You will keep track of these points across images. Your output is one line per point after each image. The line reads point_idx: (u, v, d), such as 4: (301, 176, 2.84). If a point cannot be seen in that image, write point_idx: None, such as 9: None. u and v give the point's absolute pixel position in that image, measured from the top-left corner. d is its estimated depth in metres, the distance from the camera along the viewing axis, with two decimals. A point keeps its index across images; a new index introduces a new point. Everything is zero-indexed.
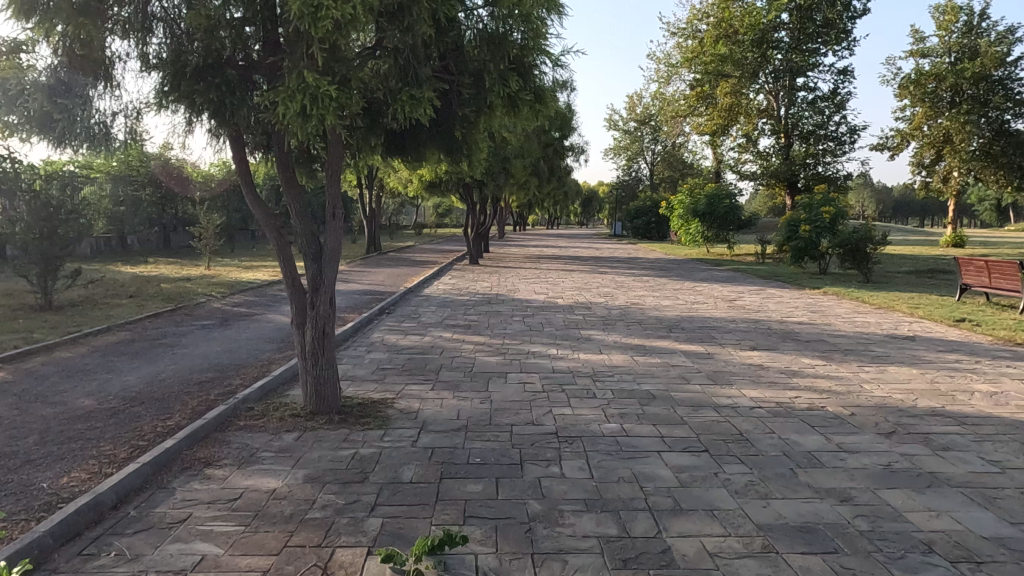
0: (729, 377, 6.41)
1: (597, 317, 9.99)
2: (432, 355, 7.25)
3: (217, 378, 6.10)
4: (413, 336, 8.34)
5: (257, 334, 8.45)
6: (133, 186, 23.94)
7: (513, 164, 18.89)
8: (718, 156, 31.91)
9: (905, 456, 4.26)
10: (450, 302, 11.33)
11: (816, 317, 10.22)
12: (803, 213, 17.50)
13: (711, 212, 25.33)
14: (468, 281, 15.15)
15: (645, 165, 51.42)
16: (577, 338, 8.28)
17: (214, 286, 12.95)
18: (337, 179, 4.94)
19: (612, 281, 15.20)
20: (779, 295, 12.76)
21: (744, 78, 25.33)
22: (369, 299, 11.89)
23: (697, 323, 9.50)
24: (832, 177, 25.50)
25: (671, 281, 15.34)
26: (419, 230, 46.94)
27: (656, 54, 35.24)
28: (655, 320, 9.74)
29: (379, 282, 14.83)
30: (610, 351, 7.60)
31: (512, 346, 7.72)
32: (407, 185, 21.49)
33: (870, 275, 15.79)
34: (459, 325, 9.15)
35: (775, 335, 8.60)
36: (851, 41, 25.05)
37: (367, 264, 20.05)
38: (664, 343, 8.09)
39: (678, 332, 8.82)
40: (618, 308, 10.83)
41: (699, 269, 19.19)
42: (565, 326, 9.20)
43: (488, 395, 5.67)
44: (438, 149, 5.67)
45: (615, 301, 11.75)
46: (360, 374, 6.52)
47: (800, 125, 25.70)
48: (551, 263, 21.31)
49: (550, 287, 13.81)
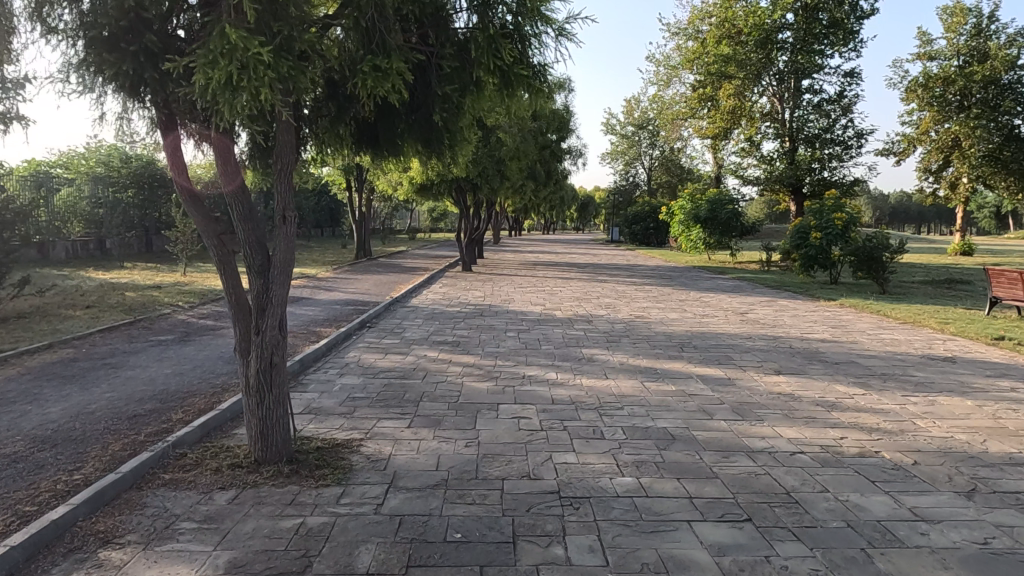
0: (758, 410, 5.48)
1: (600, 332, 9.08)
2: (413, 380, 6.31)
3: (156, 411, 5.15)
4: (394, 355, 7.40)
5: (220, 352, 7.51)
6: (113, 188, 23.08)
7: (508, 168, 17.93)
8: (720, 160, 31.06)
9: (1003, 529, 3.35)
10: (439, 314, 10.40)
11: (839, 334, 9.32)
12: (813, 219, 16.68)
13: (713, 218, 24.45)
14: (460, 289, 14.23)
15: (642, 170, 50.63)
16: (578, 358, 7.36)
17: (185, 295, 11.96)
18: (288, 175, 4.04)
19: (613, 290, 14.28)
20: (794, 308, 11.86)
21: (748, 79, 24.53)
22: (350, 310, 10.95)
23: (712, 340, 8.58)
24: (838, 182, 24.67)
25: (676, 290, 14.45)
26: (412, 234, 46.10)
27: (655, 56, 34.52)
28: (664, 336, 8.83)
29: (365, 290, 13.90)
30: (617, 374, 6.69)
31: (506, 369, 6.79)
32: (397, 187, 20.55)
33: (886, 285, 14.92)
34: (446, 341, 8.21)
35: (800, 356, 7.68)
36: (858, 42, 24.24)
37: (355, 270, 19.10)
38: (677, 364, 7.17)
39: (690, 351, 7.90)
40: (623, 323, 9.91)
41: (703, 278, 18.29)
42: (564, 343, 8.28)
43: (475, 435, 4.73)
44: (418, 143, 4.82)
45: (618, 313, 10.84)
46: (327, 403, 5.57)
47: (806, 128, 24.82)
48: (548, 270, 20.42)
49: (548, 297, 12.90)
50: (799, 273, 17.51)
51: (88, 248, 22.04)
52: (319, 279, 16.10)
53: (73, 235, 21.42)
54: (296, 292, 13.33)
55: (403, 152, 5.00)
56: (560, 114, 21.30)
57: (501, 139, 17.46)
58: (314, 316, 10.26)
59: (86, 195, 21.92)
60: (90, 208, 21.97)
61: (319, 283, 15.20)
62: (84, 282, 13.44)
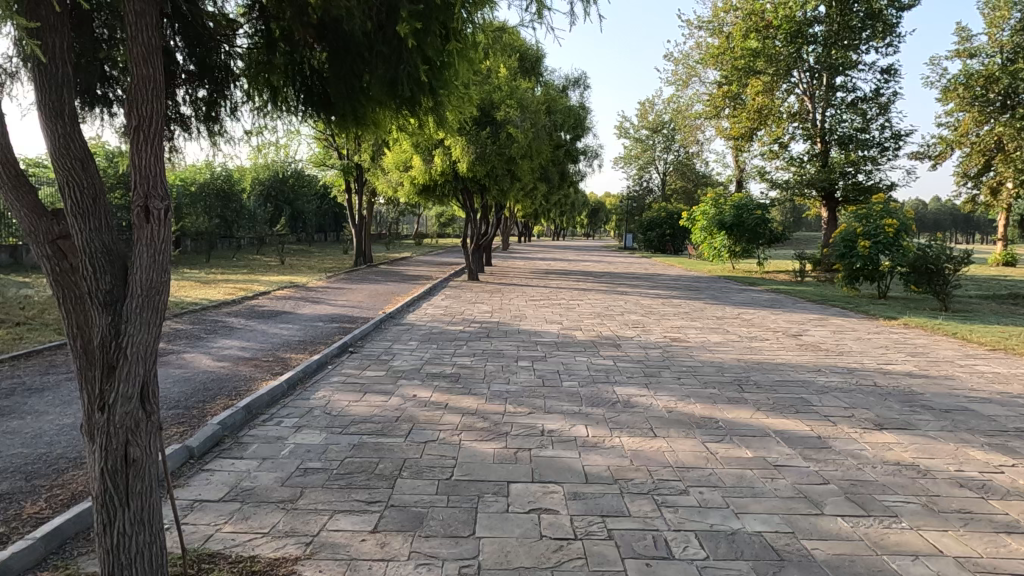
0: (886, 499, 3.78)
1: (633, 363, 7.39)
2: (394, 439, 4.64)
3: (4, 499, 3.50)
4: (375, 397, 5.73)
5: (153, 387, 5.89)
6: None
7: (519, 167, 16.21)
8: (743, 164, 29.41)
9: None
10: (437, 335, 8.77)
11: (926, 365, 7.61)
12: (860, 226, 15.01)
13: (738, 225, 22.82)
14: (465, 303, 12.60)
15: (656, 174, 48.97)
16: (612, 403, 5.68)
17: None
18: (157, 145, 2.34)
19: (638, 305, 12.58)
20: (853, 329, 10.16)
21: (778, 76, 22.99)
22: (334, 328, 9.33)
23: (774, 375, 6.88)
24: (874, 186, 22.88)
25: (709, 306, 12.76)
26: (419, 241, 44.62)
27: (673, 55, 33.01)
28: (712, 369, 7.13)
29: (357, 303, 12.31)
30: (667, 430, 4.99)
31: (519, 420, 5.11)
32: (397, 188, 18.95)
33: (948, 301, 13.19)
34: (443, 375, 6.56)
35: (897, 400, 5.98)
36: (897, 37, 22.50)
37: (351, 279, 17.51)
38: (744, 413, 5.48)
39: (754, 392, 6.19)
40: (657, 349, 8.22)
41: (734, 289, 16.62)
42: (591, 377, 6.61)
43: (475, 551, 3.07)
44: (388, 95, 3.76)
45: (649, 335, 9.19)
46: (265, 480, 3.88)
47: (839, 129, 23.11)
48: (560, 280, 18.83)
49: (565, 314, 11.22)
50: (841, 286, 15.82)
51: None
52: (310, 288, 14.57)
53: None
54: (277, 305, 11.72)
55: (371, 109, 3.90)
56: (575, 111, 19.63)
57: (512, 135, 15.60)
58: (288, 335, 8.63)
59: None
60: None
61: (308, 293, 13.61)
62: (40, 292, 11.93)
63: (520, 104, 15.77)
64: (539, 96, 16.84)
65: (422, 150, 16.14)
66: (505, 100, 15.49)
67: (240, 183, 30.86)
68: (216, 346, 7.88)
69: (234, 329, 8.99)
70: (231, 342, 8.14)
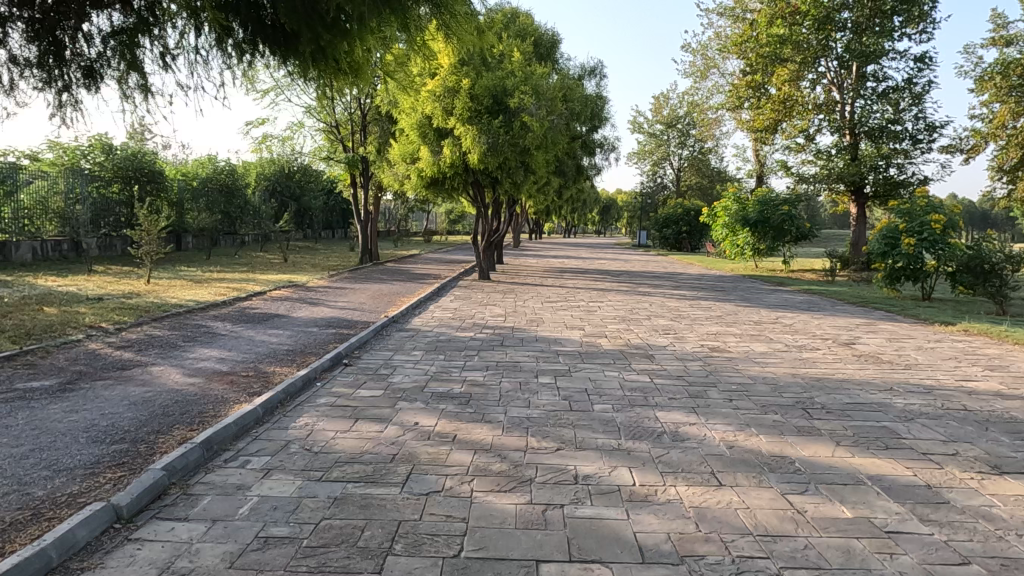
0: None
1: (673, 379, 6.33)
2: (387, 491, 3.60)
3: None
4: (367, 426, 4.70)
5: (101, 412, 4.87)
6: (89, 181, 20.75)
7: (533, 158, 15.22)
8: (765, 158, 28.29)
9: None
10: (445, 344, 7.74)
11: (1016, 383, 6.50)
12: (904, 222, 13.87)
13: (763, 222, 21.68)
14: (475, 305, 11.56)
15: (671, 170, 47.73)
16: (658, 436, 4.62)
17: (125, 308, 9.41)
18: None
19: (664, 308, 11.52)
20: (912, 337, 9.05)
21: (802, 64, 22.00)
22: (330, 334, 8.32)
23: (843, 397, 5.80)
24: (906, 182, 21.70)
25: (742, 309, 11.67)
26: (428, 238, 43.65)
27: (691, 46, 31.91)
28: (767, 388, 6.06)
29: (358, 304, 11.31)
30: (734, 476, 3.94)
31: (545, 461, 4.07)
32: (403, 182, 17.87)
33: (1005, 305, 12.05)
34: (450, 396, 5.52)
35: (1004, 431, 4.89)
36: (931, 23, 21.36)
37: (355, 278, 16.56)
38: (824, 450, 4.40)
39: (826, 420, 5.11)
40: (696, 362, 7.16)
41: (763, 290, 15.54)
42: (627, 399, 5.54)
43: None
44: None
45: (685, 345, 8.13)
46: (209, 562, 2.84)
47: (868, 120, 21.96)
48: (577, 280, 17.77)
49: (586, 318, 10.17)
50: (881, 287, 14.70)
51: (62, 250, 19.76)
52: (309, 288, 13.59)
53: (45, 236, 19.14)
54: (271, 307, 10.72)
55: None
56: (592, 100, 18.67)
57: (526, 123, 14.59)
58: (277, 343, 7.64)
59: (62, 190, 19.42)
60: (68, 203, 19.54)
61: (306, 293, 12.65)
62: (15, 292, 11.00)
63: (535, 92, 14.74)
64: (556, 83, 15.86)
65: (431, 141, 15.20)
66: (519, 86, 14.49)
67: (245, 177, 29.97)
68: (191, 356, 6.87)
69: (216, 336, 7.98)
70: (210, 352, 7.13)
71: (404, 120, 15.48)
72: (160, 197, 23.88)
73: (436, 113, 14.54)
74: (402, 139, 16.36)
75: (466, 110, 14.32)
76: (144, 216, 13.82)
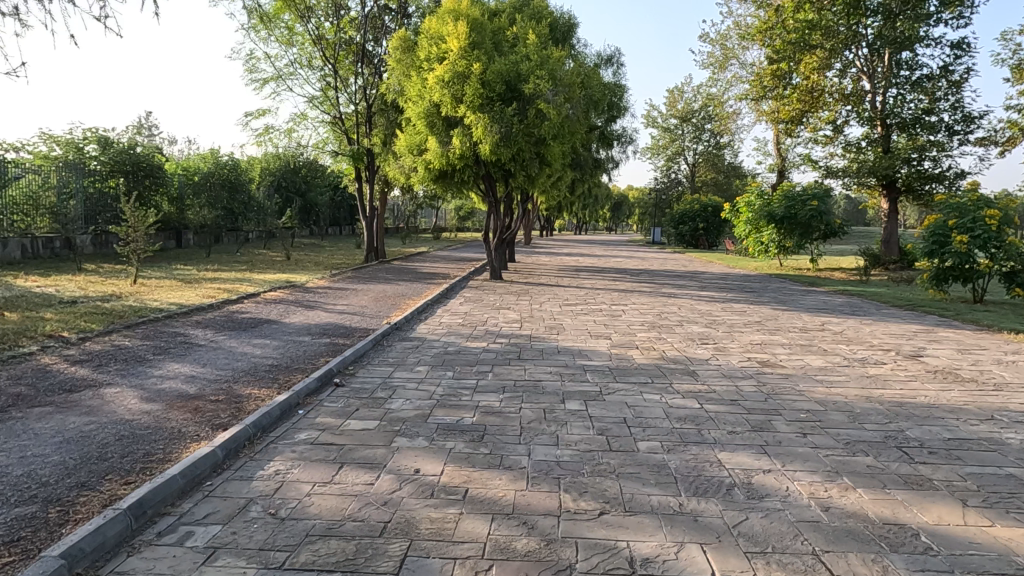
0: None
1: (727, 406, 5.26)
2: None
3: None
4: (354, 476, 3.67)
5: (19, 455, 3.86)
6: (85, 176, 19.86)
7: (549, 150, 14.18)
8: (788, 151, 27.11)
9: None
10: (453, 358, 6.70)
11: None
12: (954, 216, 12.73)
13: (789, 218, 20.52)
14: (487, 309, 10.52)
15: (685, 165, 46.54)
16: (728, 493, 3.57)
17: (97, 313, 8.43)
18: None
19: (696, 313, 10.42)
20: (987, 348, 7.94)
21: (831, 51, 20.82)
22: (323, 344, 7.30)
23: (941, 430, 4.72)
24: (942, 175, 20.49)
25: (782, 313, 10.58)
26: (437, 236, 42.51)
27: (709, 36, 30.73)
28: (845, 419, 4.99)
29: (358, 308, 10.26)
30: (846, 559, 2.89)
31: (587, 534, 3.03)
32: (409, 175, 16.85)
33: None
34: (459, 430, 4.48)
35: None
36: (969, 7, 20.20)
37: (358, 278, 15.56)
38: (952, 515, 3.33)
39: (935, 466, 4.04)
40: (749, 381, 6.11)
41: (796, 291, 14.41)
42: (678, 435, 4.49)
43: None
44: None
45: (730, 358, 7.06)
46: None
47: (902, 110, 20.75)
48: (595, 279, 16.73)
49: (611, 325, 9.10)
50: (926, 288, 13.57)
51: (54, 247, 18.85)
52: (309, 289, 12.59)
53: (37, 232, 18.24)
54: (262, 311, 9.69)
55: None
56: (610, 89, 17.60)
57: (542, 112, 13.53)
58: (260, 357, 6.62)
59: (54, 185, 18.51)
60: (61, 199, 18.57)
61: (303, 295, 11.65)
62: None
63: (552, 77, 13.66)
64: (573, 69, 14.75)
65: (440, 131, 14.15)
66: (534, 71, 13.44)
67: (249, 172, 28.96)
68: (156, 374, 5.85)
69: (192, 347, 6.97)
70: (180, 368, 6.11)
71: (411, 108, 14.46)
72: (158, 192, 22.89)
73: (444, 101, 13.53)
74: (409, 129, 15.35)
75: (477, 97, 13.24)
76: (130, 210, 12.78)
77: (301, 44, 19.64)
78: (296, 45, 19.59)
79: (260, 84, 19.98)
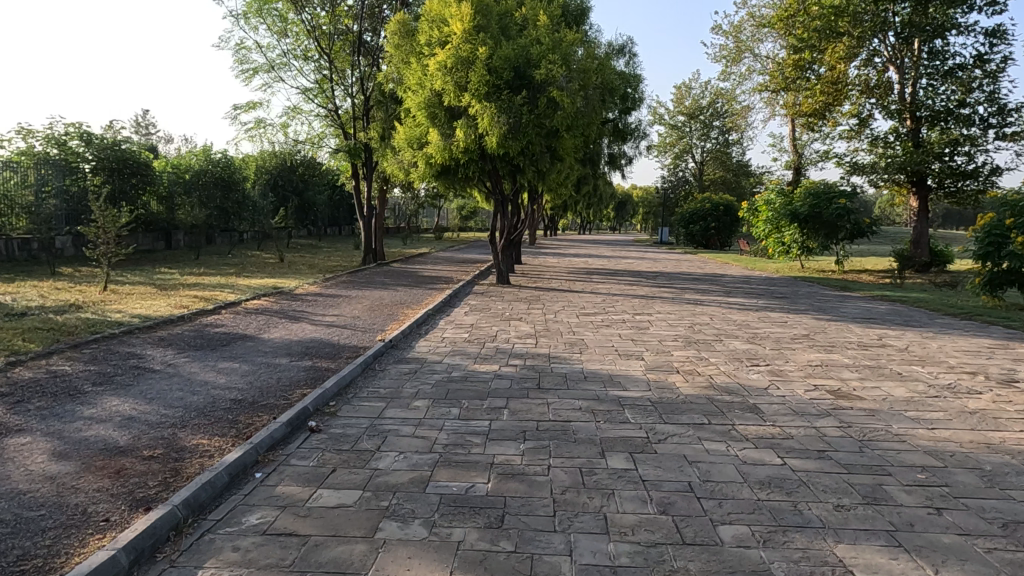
0: None
1: (818, 461, 4.03)
2: None
3: None
4: None
5: None
6: (66, 173, 18.66)
7: (561, 142, 12.97)
8: (806, 146, 25.85)
9: None
10: (457, 389, 5.47)
11: None
12: (1011, 213, 11.47)
13: (814, 217, 19.29)
14: (495, 320, 9.29)
15: (693, 163, 45.25)
16: None
17: (42, 329, 7.20)
18: None
19: (732, 324, 9.18)
20: None
21: (857, 40, 19.57)
22: (302, 370, 6.08)
23: None
24: (975, 171, 19.22)
25: (829, 324, 9.35)
26: (440, 235, 41.26)
27: (722, 28, 29.48)
28: (981, 482, 3.75)
29: (349, 320, 9.04)
30: None
31: None
32: (409, 170, 15.65)
33: None
34: (470, 508, 3.26)
35: None
36: None
37: (353, 282, 14.36)
38: None
39: None
40: (829, 420, 4.88)
41: (832, 297, 13.17)
42: (770, 514, 3.27)
43: None
44: None
45: (793, 387, 5.82)
46: None
47: (933, 102, 19.49)
48: (610, 282, 15.51)
49: (639, 340, 7.87)
50: (978, 294, 12.31)
51: (32, 248, 17.64)
52: (298, 296, 11.37)
53: (14, 234, 17.06)
54: (239, 324, 8.46)
55: None
56: (625, 78, 16.39)
57: (554, 100, 12.30)
58: (223, 388, 5.40)
59: (32, 183, 17.31)
60: (39, 197, 17.35)
61: (290, 304, 10.43)
62: None
63: (566, 62, 12.41)
64: (587, 53, 13.55)
65: (442, 122, 12.95)
66: (545, 54, 12.21)
67: (244, 170, 27.78)
68: (84, 415, 4.63)
69: (142, 375, 5.74)
70: (119, 405, 4.89)
71: (411, 98, 13.27)
72: (145, 191, 21.69)
73: (447, 88, 12.35)
74: (409, 122, 14.19)
75: (482, 84, 12.05)
76: (99, 209, 11.53)
77: (295, 34, 18.38)
78: (289, 35, 18.34)
79: (251, 75, 18.75)
